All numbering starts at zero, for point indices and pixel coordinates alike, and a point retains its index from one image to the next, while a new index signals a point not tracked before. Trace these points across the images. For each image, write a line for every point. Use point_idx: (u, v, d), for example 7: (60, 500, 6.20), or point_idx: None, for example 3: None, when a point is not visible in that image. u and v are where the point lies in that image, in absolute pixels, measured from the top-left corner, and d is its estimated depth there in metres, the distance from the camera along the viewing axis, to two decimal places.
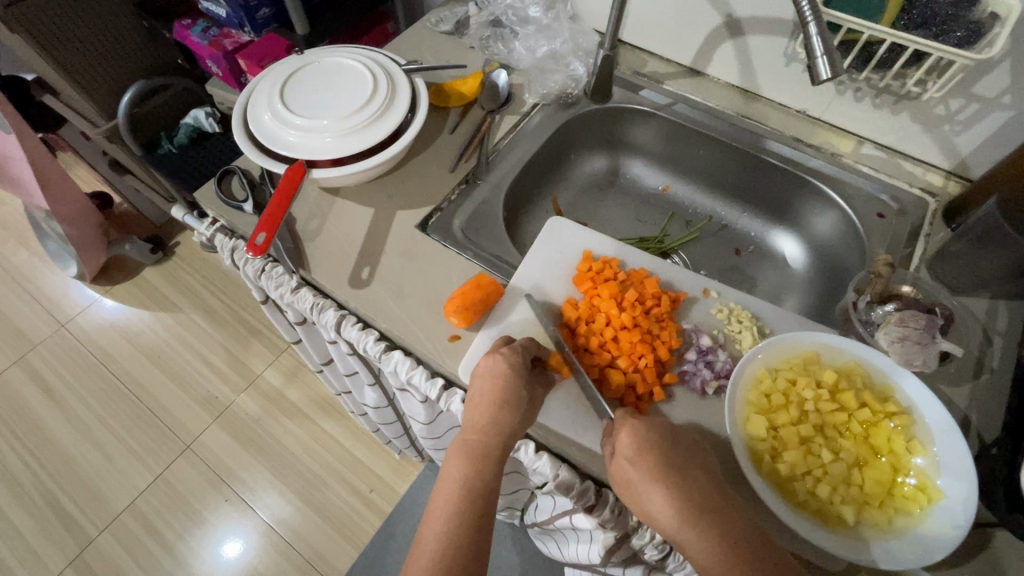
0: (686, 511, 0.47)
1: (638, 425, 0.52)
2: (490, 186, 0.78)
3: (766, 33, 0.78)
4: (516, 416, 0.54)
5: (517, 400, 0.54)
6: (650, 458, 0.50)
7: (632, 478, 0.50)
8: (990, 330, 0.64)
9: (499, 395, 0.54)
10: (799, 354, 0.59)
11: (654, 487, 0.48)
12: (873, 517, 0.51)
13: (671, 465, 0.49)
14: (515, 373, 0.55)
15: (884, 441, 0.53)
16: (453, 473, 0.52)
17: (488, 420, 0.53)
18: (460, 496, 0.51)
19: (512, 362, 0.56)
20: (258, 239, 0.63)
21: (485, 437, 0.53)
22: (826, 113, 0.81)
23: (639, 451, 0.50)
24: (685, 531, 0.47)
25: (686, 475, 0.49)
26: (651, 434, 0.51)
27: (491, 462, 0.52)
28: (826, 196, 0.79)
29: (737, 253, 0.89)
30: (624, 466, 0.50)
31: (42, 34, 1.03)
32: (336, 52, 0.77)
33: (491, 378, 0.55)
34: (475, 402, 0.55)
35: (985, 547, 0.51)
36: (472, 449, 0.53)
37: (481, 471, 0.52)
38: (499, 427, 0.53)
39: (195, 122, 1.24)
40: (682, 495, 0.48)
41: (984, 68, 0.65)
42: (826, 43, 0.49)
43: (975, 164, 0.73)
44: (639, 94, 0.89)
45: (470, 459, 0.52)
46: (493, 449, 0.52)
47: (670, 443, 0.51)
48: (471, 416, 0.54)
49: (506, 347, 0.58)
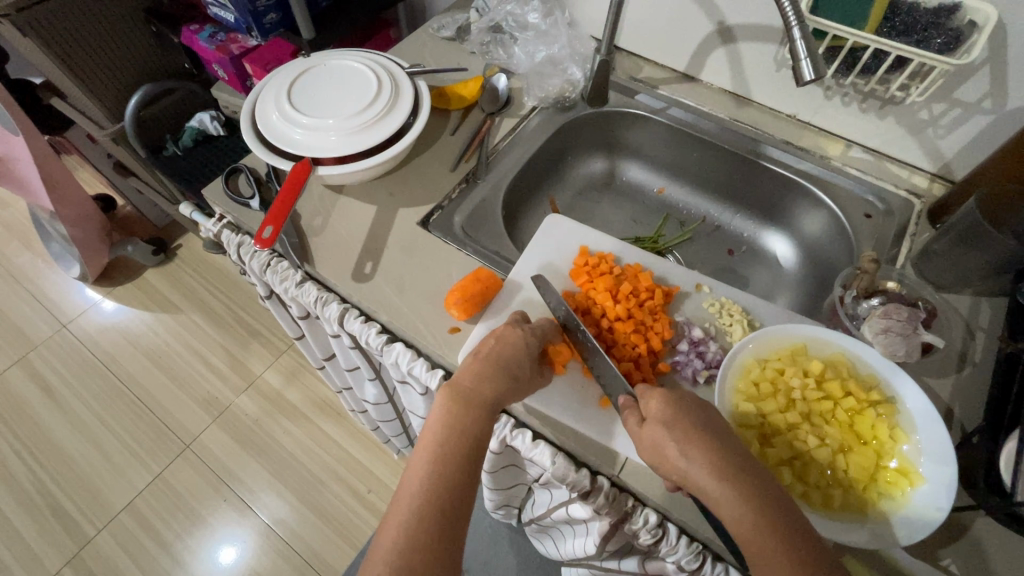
0: (724, 470, 0.46)
1: (668, 393, 0.53)
2: (490, 185, 0.80)
3: (756, 40, 0.81)
4: (515, 380, 0.55)
5: (519, 367, 0.56)
6: (685, 422, 0.50)
7: (666, 440, 0.49)
8: (973, 325, 0.66)
9: (505, 358, 0.56)
10: (787, 346, 0.61)
11: (692, 446, 0.48)
12: (856, 500, 0.52)
13: (705, 427, 0.50)
14: (524, 346, 0.58)
15: (869, 429, 0.55)
16: (441, 416, 0.51)
17: (486, 374, 0.54)
18: (448, 440, 0.50)
19: (524, 337, 0.59)
20: (266, 232, 0.66)
21: (480, 388, 0.53)
22: (815, 117, 0.84)
23: (674, 415, 0.51)
24: (722, 489, 0.46)
25: (719, 438, 0.49)
26: (682, 401, 0.52)
27: (486, 412, 0.52)
28: (815, 198, 0.81)
29: (730, 253, 0.91)
30: (658, 430, 0.50)
31: (53, 38, 1.05)
32: (341, 55, 0.80)
33: (500, 344, 0.57)
34: (476, 358, 0.56)
35: (966, 532, 0.53)
36: (467, 397, 0.52)
37: (475, 418, 0.51)
38: (499, 384, 0.54)
39: (200, 126, 1.26)
40: (718, 455, 0.47)
41: (965, 74, 0.68)
42: (809, 47, 0.52)
43: (959, 166, 0.76)
44: (635, 99, 0.91)
45: (462, 405, 0.52)
46: (489, 400, 0.53)
47: (700, 408, 0.52)
48: (471, 368, 0.55)
49: (524, 325, 0.60)
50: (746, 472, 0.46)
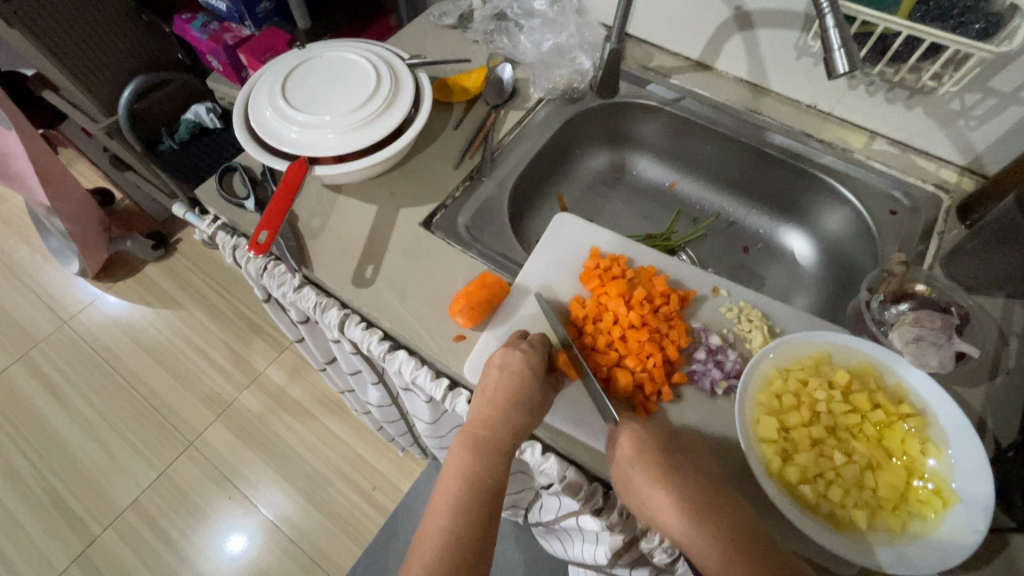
0: (686, 512, 0.47)
1: (636, 426, 0.52)
2: (495, 182, 0.77)
3: (777, 26, 0.77)
4: (528, 416, 0.53)
5: (530, 400, 0.54)
6: (650, 459, 0.50)
7: (630, 479, 0.50)
8: (1006, 330, 0.63)
9: (515, 392, 0.54)
10: (811, 354, 0.58)
11: (653, 486, 0.49)
12: (886, 521, 0.50)
13: (672, 462, 0.50)
14: (533, 371, 0.55)
15: (898, 443, 0.52)
16: (457, 466, 0.51)
17: (497, 416, 0.53)
18: (464, 492, 0.50)
19: (531, 360, 0.56)
20: (261, 237, 0.62)
21: (493, 434, 0.52)
22: (837, 108, 0.80)
23: (637, 452, 0.50)
24: (685, 531, 0.47)
25: (687, 475, 0.49)
26: (650, 433, 0.51)
27: (501, 460, 0.52)
28: (837, 193, 0.77)
29: (745, 251, 0.87)
30: (628, 471, 0.50)
31: (42, 30, 1.02)
32: (337, 46, 0.76)
33: (505, 373, 0.55)
34: (486, 394, 0.54)
35: (1001, 552, 0.51)
36: (481, 446, 0.52)
37: (490, 468, 0.51)
38: (511, 425, 0.52)
39: (196, 118, 1.23)
40: (682, 494, 0.48)
41: (1003, 62, 0.64)
42: (842, 36, 0.48)
43: (991, 160, 0.72)
44: (647, 89, 0.87)
45: (476, 453, 0.51)
46: (504, 446, 0.52)
47: (670, 441, 0.51)
48: (481, 410, 0.54)
49: (524, 343, 0.58)
50: (720, 510, 0.47)
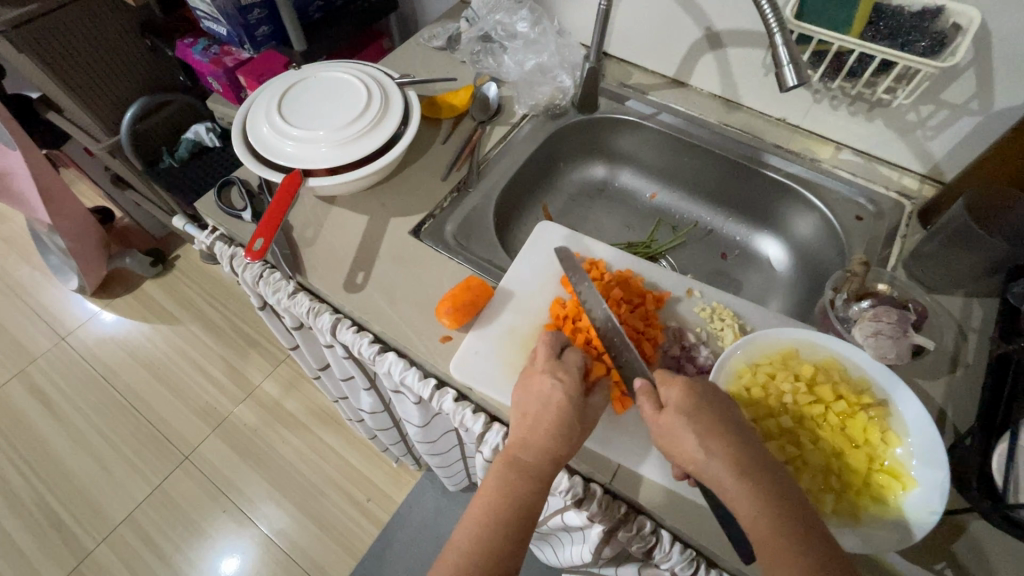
0: (738, 466, 0.46)
1: (692, 384, 0.51)
2: (482, 193, 0.81)
3: (745, 45, 0.81)
4: (569, 444, 0.52)
5: (573, 431, 0.52)
6: (706, 415, 0.49)
7: (682, 430, 0.49)
8: (964, 326, 0.66)
9: (558, 422, 0.52)
10: (779, 351, 0.61)
11: (713, 440, 0.48)
12: (848, 505, 0.53)
13: (725, 421, 0.49)
14: (574, 401, 0.53)
15: (860, 431, 0.54)
16: (495, 484, 0.51)
17: (541, 444, 0.52)
18: (502, 511, 0.50)
19: (571, 389, 0.54)
20: (256, 244, 0.66)
21: (536, 460, 0.51)
22: (805, 121, 0.85)
23: (696, 408, 0.49)
24: (737, 485, 0.46)
25: (739, 433, 0.49)
26: (707, 394, 0.51)
27: (540, 484, 0.51)
28: (806, 199, 0.81)
29: (723, 257, 0.91)
30: (677, 420, 0.49)
31: (50, 55, 1.06)
32: (331, 67, 0.81)
33: (548, 402, 0.53)
34: (529, 420, 0.53)
35: (960, 535, 0.53)
36: (521, 469, 0.51)
37: (528, 491, 0.50)
38: (553, 452, 0.51)
39: (196, 137, 1.27)
40: (735, 452, 0.47)
41: (951, 76, 0.68)
42: (791, 54, 0.53)
43: (948, 167, 0.76)
44: (625, 105, 0.92)
45: (517, 476, 0.51)
46: (545, 473, 0.51)
47: (723, 403, 0.51)
48: (522, 433, 0.53)
49: (564, 369, 0.55)
50: (766, 472, 0.46)
